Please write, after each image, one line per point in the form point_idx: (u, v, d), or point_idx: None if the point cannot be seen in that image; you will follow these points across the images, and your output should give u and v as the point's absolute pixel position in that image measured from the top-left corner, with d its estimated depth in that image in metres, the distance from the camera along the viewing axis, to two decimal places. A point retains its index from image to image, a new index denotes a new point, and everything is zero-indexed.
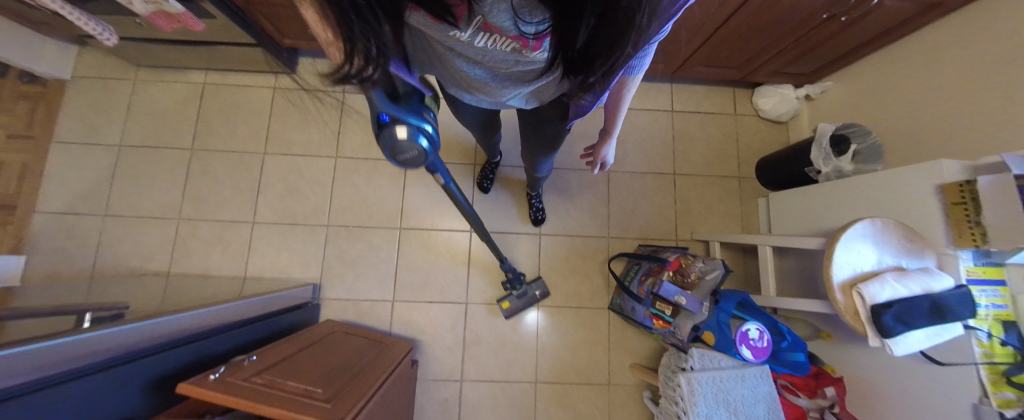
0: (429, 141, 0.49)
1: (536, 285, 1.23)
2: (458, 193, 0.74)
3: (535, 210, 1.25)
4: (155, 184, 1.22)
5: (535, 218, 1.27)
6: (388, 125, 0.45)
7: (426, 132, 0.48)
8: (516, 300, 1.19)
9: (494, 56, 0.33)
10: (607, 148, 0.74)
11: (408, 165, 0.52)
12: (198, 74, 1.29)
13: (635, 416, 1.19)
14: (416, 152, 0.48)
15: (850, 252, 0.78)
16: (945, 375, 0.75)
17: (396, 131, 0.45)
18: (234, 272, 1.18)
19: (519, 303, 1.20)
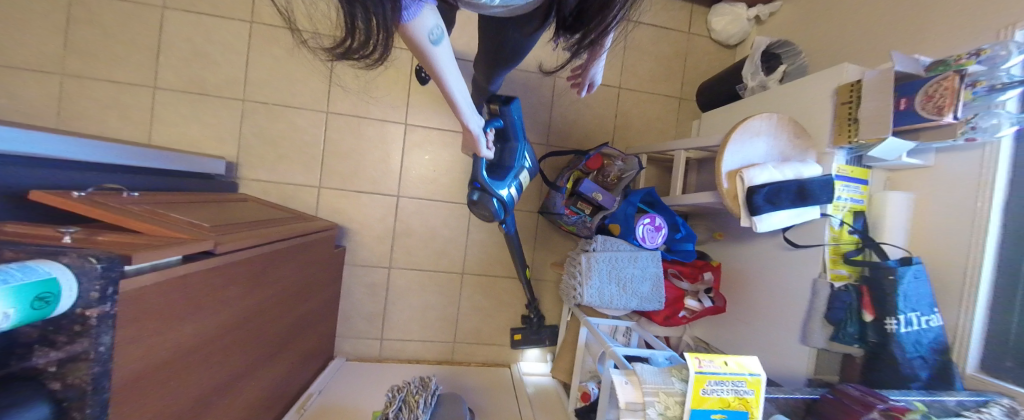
0: (499, 208, 0.80)
1: (548, 331, 1.26)
2: (515, 241, 1.02)
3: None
4: (28, 30, 1.05)
5: None
6: (476, 188, 0.78)
7: (501, 198, 0.79)
8: (527, 335, 1.25)
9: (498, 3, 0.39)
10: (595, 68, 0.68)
11: (481, 218, 0.83)
12: None
13: (551, 306, 1.31)
14: (485, 212, 0.80)
15: (743, 145, 0.84)
16: (800, 257, 0.87)
17: (479, 193, 0.77)
18: (137, 138, 1.08)
19: (529, 341, 1.25)
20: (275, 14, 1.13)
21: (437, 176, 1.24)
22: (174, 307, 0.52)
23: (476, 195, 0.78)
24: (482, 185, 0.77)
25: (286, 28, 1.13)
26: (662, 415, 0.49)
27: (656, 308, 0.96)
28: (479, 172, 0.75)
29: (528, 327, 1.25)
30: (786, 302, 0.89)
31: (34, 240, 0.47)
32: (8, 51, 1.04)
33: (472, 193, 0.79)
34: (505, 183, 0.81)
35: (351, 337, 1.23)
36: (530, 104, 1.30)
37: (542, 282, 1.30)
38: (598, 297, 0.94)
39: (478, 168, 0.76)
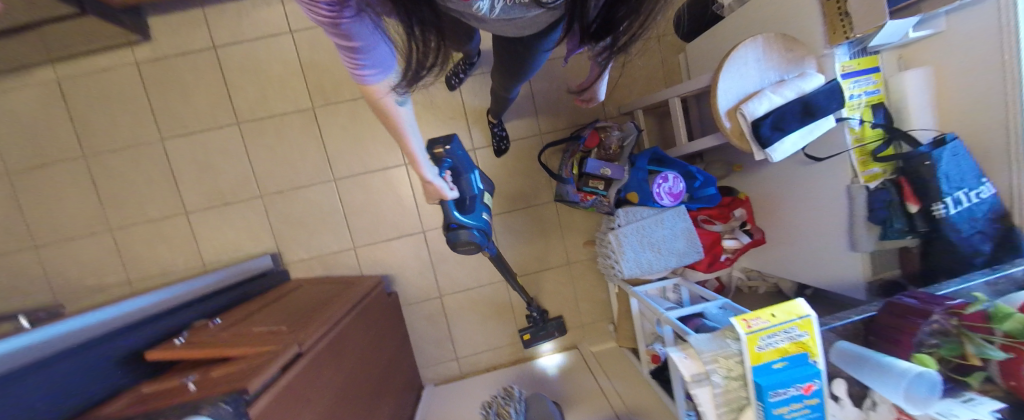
0: (480, 237, 0.83)
1: (555, 323, 1.23)
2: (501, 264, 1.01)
3: (499, 139, 1.25)
4: (66, 203, 1.17)
5: (499, 147, 1.27)
6: (455, 229, 0.80)
7: (480, 230, 0.84)
8: (536, 334, 1.22)
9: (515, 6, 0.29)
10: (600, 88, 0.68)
11: (465, 254, 0.86)
12: (45, 70, 1.13)
13: (596, 282, 1.35)
14: (471, 246, 0.81)
15: (735, 78, 0.80)
16: (824, 168, 0.85)
17: (459, 232, 0.79)
18: (190, 261, 1.21)
19: (540, 337, 1.22)
20: (253, 108, 1.18)
21: None
22: (290, 410, 0.61)
23: (453, 234, 0.80)
24: (459, 225, 0.79)
25: (267, 116, 1.18)
26: (727, 377, 0.53)
27: (696, 259, 0.98)
28: (452, 214, 0.78)
29: (535, 325, 1.22)
30: (823, 215, 0.88)
31: (170, 397, 0.57)
32: (62, 226, 1.18)
33: (449, 232, 0.81)
34: (476, 214, 0.84)
35: (430, 364, 1.34)
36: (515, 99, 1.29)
37: (580, 263, 1.34)
38: (637, 268, 0.97)
39: (447, 209, 0.77)
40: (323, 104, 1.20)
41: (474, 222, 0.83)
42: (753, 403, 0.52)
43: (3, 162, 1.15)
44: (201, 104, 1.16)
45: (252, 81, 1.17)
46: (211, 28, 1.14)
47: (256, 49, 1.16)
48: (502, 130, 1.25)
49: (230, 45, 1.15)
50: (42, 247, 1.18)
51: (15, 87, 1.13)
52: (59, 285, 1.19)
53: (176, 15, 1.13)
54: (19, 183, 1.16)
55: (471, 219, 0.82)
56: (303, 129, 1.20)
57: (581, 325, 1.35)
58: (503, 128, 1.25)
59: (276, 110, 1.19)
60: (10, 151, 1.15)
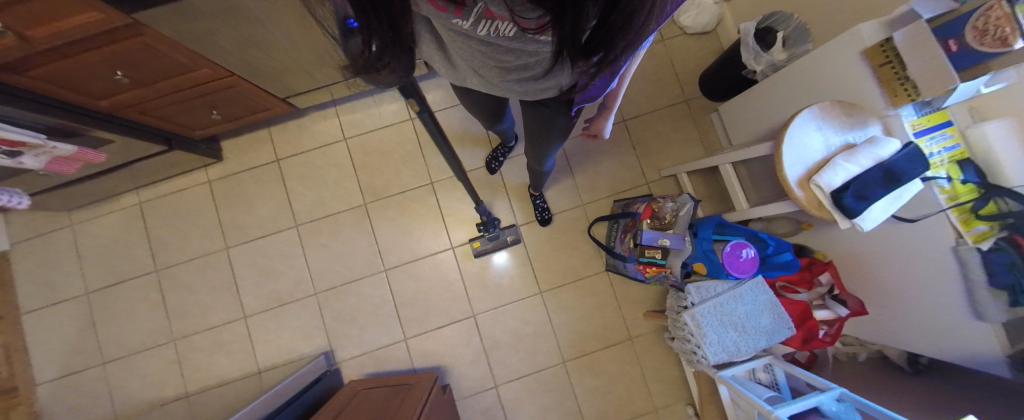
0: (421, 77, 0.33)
1: (508, 231, 1.26)
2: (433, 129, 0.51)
3: (541, 210, 1.27)
4: (135, 318, 1.22)
5: (541, 218, 1.27)
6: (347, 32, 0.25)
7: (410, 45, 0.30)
8: (489, 241, 1.24)
9: (499, 46, 0.30)
10: (606, 121, 0.69)
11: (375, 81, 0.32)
12: (130, 196, 1.25)
13: (665, 357, 1.23)
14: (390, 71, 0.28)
15: (798, 147, 0.80)
16: (916, 229, 0.78)
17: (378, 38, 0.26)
18: (245, 368, 1.19)
19: (493, 244, 1.24)
20: (311, 210, 1.25)
21: (499, 280, 1.26)
22: None
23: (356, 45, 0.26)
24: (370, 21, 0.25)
25: (323, 216, 1.25)
26: None
27: (788, 335, 0.88)
28: None
29: (487, 234, 1.22)
30: (930, 278, 0.79)
31: None
32: (129, 341, 1.22)
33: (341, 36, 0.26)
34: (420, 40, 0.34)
35: None
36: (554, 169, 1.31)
37: (643, 336, 1.24)
38: (723, 352, 0.89)
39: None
40: (374, 200, 1.27)
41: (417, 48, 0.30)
42: None
43: (85, 284, 1.24)
44: (264, 211, 1.25)
45: (310, 186, 1.26)
46: (274, 144, 1.27)
47: (314, 157, 1.27)
48: (543, 201, 1.27)
49: (291, 156, 1.26)
50: (109, 364, 1.21)
51: (104, 214, 1.25)
52: (120, 404, 1.19)
53: (245, 136, 1.27)
54: (95, 302, 1.23)
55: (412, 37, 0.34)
56: (355, 225, 1.26)
57: (654, 409, 1.21)
58: (544, 200, 1.27)
59: (330, 210, 1.26)
60: (92, 273, 1.24)
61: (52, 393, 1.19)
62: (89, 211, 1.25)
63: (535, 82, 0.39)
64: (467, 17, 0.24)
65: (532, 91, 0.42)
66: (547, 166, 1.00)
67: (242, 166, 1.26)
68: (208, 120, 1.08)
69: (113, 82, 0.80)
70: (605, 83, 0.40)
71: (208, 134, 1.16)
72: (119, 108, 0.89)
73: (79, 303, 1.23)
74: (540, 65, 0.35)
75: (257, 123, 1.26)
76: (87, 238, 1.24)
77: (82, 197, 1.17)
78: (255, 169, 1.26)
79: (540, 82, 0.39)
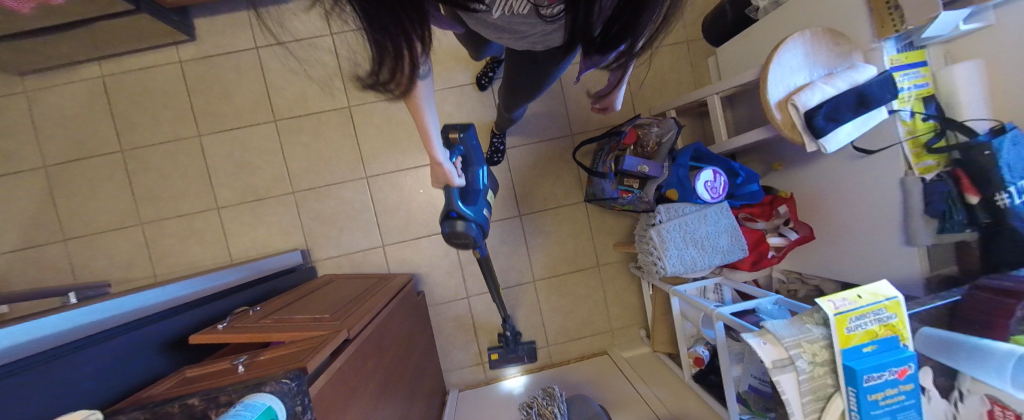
0: (477, 232, 0.83)
1: (525, 348, 1.23)
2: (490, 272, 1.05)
3: (494, 151, 1.24)
4: (100, 197, 1.18)
5: (491, 159, 1.25)
6: (454, 219, 0.80)
7: (475, 225, 0.83)
8: (506, 353, 1.22)
9: (513, 18, 0.34)
10: (618, 96, 0.66)
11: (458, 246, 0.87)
12: (92, 68, 1.16)
13: (628, 285, 1.32)
14: (469, 239, 0.82)
15: (783, 72, 0.82)
16: (873, 162, 0.84)
17: (456, 221, 0.80)
18: (219, 257, 1.19)
19: (509, 359, 1.22)
20: (291, 106, 1.20)
21: None
22: (343, 396, 0.58)
23: (451, 224, 0.81)
24: (458, 214, 0.79)
25: (305, 114, 1.21)
26: (811, 362, 0.51)
27: (741, 256, 0.95)
28: (453, 202, 0.77)
29: (506, 346, 1.21)
30: (876, 209, 0.86)
31: (220, 378, 0.54)
32: (94, 220, 1.18)
33: (446, 219, 0.81)
34: (477, 205, 0.84)
35: (455, 370, 1.29)
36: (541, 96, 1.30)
37: (612, 265, 1.31)
38: (681, 265, 0.95)
39: (451, 197, 0.77)
40: (359, 104, 1.23)
41: (474, 215, 0.83)
42: (844, 390, 0.50)
43: (42, 156, 1.17)
44: (240, 101, 1.19)
45: (291, 81, 1.20)
46: (254, 29, 1.18)
47: (297, 50, 1.20)
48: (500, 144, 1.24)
49: (273, 45, 1.19)
50: (72, 241, 1.18)
51: (62, 83, 1.16)
52: (85, 280, 1.17)
53: (223, 17, 1.17)
54: (55, 177, 1.17)
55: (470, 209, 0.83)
56: (338, 127, 1.22)
57: (611, 330, 1.31)
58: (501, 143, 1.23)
59: (313, 108, 1.21)
60: (50, 145, 1.17)
61: (9, 263, 1.16)
62: (45, 79, 1.15)
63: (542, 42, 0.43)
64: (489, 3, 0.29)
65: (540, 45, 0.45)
66: (517, 115, 1.04)
67: (218, 49, 1.18)
68: None
69: None
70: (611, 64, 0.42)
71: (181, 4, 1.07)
72: None
73: (36, 176, 1.17)
74: (552, 32, 0.39)
75: (236, 4, 1.17)
76: (43, 108, 1.16)
77: (36, 59, 1.08)
78: (232, 54, 1.18)
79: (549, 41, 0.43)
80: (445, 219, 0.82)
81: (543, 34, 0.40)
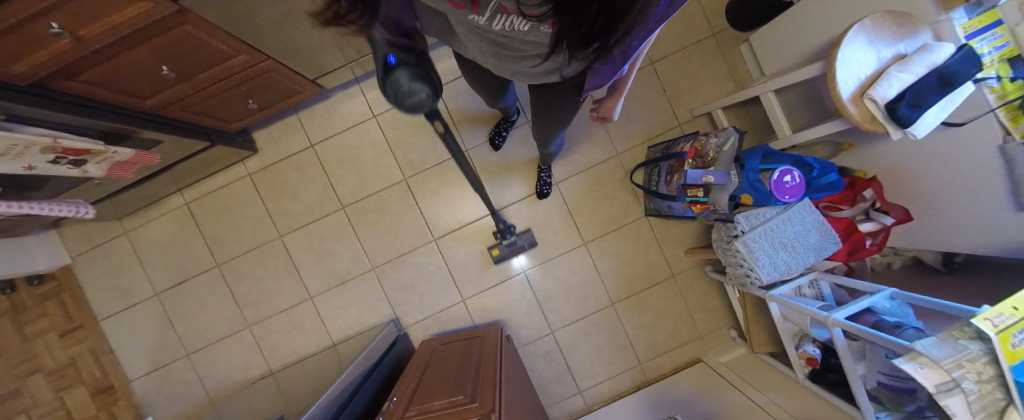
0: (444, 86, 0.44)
1: (524, 237, 1.29)
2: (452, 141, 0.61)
3: (542, 184, 1.26)
4: (207, 311, 1.29)
5: (541, 192, 1.27)
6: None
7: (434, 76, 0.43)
8: (508, 248, 1.26)
9: (512, 36, 0.33)
10: (618, 102, 0.70)
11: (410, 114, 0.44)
12: (174, 198, 1.27)
13: (707, 289, 1.31)
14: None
15: (849, 65, 0.80)
16: (963, 133, 0.81)
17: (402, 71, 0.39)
18: (322, 342, 1.30)
19: (513, 251, 1.27)
20: (353, 191, 1.28)
21: (543, 237, 1.32)
22: None
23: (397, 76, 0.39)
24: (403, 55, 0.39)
25: (367, 196, 1.29)
26: (980, 381, 0.51)
27: (835, 250, 0.94)
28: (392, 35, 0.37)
29: (504, 240, 1.25)
30: (974, 177, 0.83)
31: None
32: (208, 332, 1.30)
33: (384, 76, 0.40)
34: None
35: (556, 402, 1.32)
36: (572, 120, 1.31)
37: (686, 272, 1.31)
38: (774, 271, 0.95)
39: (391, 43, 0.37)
40: (413, 174, 1.29)
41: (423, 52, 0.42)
42: (1020, 404, 0.50)
43: (152, 286, 1.30)
44: (309, 197, 1.28)
45: (349, 168, 1.27)
46: (306, 129, 1.26)
47: (347, 138, 1.27)
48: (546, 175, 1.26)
49: (324, 139, 1.27)
50: (193, 354, 1.30)
51: (154, 217, 1.28)
52: (213, 387, 1.29)
53: (275, 124, 1.26)
54: (167, 302, 1.29)
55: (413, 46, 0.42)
56: (399, 200, 1.29)
57: (698, 336, 1.31)
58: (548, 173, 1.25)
59: (373, 188, 1.29)
60: (157, 274, 1.29)
61: (148, 386, 1.29)
62: (139, 217, 1.28)
63: (543, 68, 0.43)
64: (483, 12, 0.28)
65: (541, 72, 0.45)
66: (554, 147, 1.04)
67: (278, 154, 1.26)
68: (244, 111, 1.08)
69: (156, 77, 0.79)
70: (614, 67, 0.40)
71: (241, 126, 1.16)
72: (164, 104, 0.89)
73: (151, 304, 1.29)
74: (542, 52, 0.38)
75: (285, 111, 1.25)
76: (144, 243, 1.28)
77: (131, 203, 1.19)
78: (290, 156, 1.26)
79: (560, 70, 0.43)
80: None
81: (533, 56, 0.39)
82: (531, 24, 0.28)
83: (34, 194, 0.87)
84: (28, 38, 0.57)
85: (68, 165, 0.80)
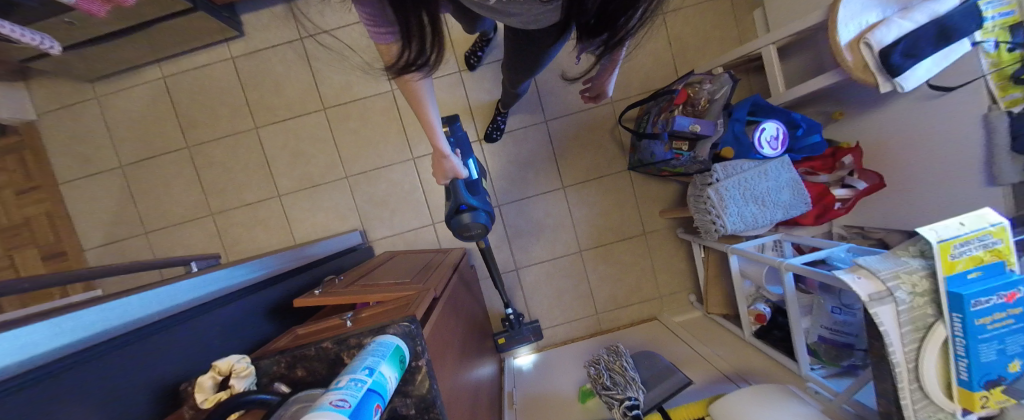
0: (488, 220, 0.85)
1: (530, 327, 1.23)
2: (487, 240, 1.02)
3: (494, 128, 1.23)
4: (172, 192, 1.26)
5: (491, 137, 1.25)
6: (461, 211, 0.83)
7: (484, 215, 0.84)
8: (511, 337, 1.22)
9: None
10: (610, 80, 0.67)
11: (467, 240, 0.87)
12: (152, 70, 1.23)
13: (676, 251, 1.31)
14: (479, 229, 0.83)
15: (853, 10, 0.78)
16: (954, 100, 0.79)
17: (465, 213, 0.82)
18: (284, 242, 1.28)
19: (515, 340, 1.22)
20: (338, 94, 1.25)
21: (523, 173, 1.30)
22: (439, 350, 0.61)
23: (463, 217, 0.82)
24: (466, 206, 0.82)
25: (351, 102, 1.26)
26: (913, 293, 0.51)
27: (804, 211, 0.94)
28: (460, 193, 0.81)
29: (511, 329, 1.20)
30: (955, 148, 0.82)
31: (333, 330, 0.59)
32: (169, 214, 1.27)
33: (455, 213, 0.84)
34: (481, 195, 0.88)
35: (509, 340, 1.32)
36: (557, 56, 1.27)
37: (658, 231, 1.31)
38: (741, 222, 0.95)
39: (457, 188, 0.81)
40: None
41: (480, 204, 0.85)
42: (947, 318, 0.50)
43: (118, 157, 1.26)
44: (291, 93, 1.24)
45: (337, 70, 1.24)
46: (297, 20, 1.22)
47: (340, 38, 1.23)
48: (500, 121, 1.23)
49: (316, 35, 1.23)
50: (151, 234, 1.27)
51: (128, 87, 1.23)
52: (167, 269, 1.28)
53: (267, 10, 1.21)
54: (131, 177, 1.26)
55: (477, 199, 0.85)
56: (384, 112, 1.27)
57: (659, 296, 1.32)
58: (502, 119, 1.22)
59: (358, 95, 1.26)
60: (124, 146, 1.25)
61: (101, 258, 1.27)
62: (112, 84, 1.23)
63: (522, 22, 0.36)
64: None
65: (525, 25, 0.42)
66: (521, 87, 0.99)
67: (266, 42, 1.22)
68: None
69: None
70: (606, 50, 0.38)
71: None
72: None
73: (113, 176, 1.26)
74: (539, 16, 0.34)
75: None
76: (114, 112, 1.24)
77: (104, 64, 1.14)
78: (278, 47, 1.22)
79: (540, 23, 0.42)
80: (453, 214, 0.84)
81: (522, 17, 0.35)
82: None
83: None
84: None
85: None
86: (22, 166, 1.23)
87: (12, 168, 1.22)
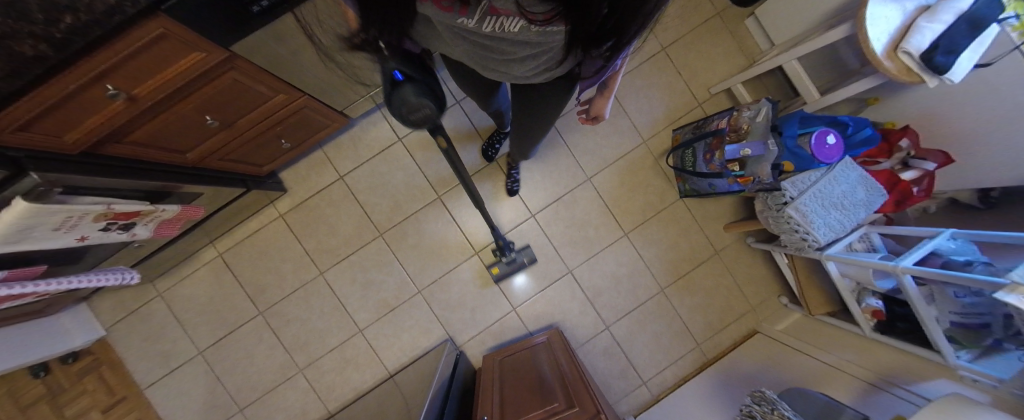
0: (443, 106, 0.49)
1: (523, 252, 1.27)
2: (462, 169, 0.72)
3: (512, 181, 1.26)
4: (255, 361, 1.25)
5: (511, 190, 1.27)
6: (401, 86, 0.44)
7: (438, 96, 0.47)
8: (507, 265, 1.24)
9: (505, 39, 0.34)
10: (607, 101, 0.67)
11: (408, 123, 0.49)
12: (206, 251, 1.24)
13: (752, 260, 1.33)
14: (428, 113, 0.46)
15: (876, 22, 0.83)
16: (994, 72, 0.83)
17: (404, 92, 0.44)
18: (378, 374, 1.27)
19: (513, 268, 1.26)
20: (390, 216, 1.27)
21: (584, 233, 1.31)
22: None
23: (401, 97, 0.44)
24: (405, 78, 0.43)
25: (403, 219, 1.28)
26: None
27: (883, 201, 0.96)
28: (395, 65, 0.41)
29: (504, 258, 1.23)
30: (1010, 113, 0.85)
31: None
32: (259, 384, 1.25)
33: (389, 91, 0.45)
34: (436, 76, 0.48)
35: (623, 399, 1.30)
36: (562, 115, 1.30)
37: (728, 247, 1.33)
38: (830, 231, 0.98)
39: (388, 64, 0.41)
40: (447, 190, 1.28)
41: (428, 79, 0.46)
42: None
43: (195, 345, 1.25)
44: (346, 229, 1.26)
45: (382, 194, 1.27)
46: (334, 162, 1.25)
47: (378, 165, 1.27)
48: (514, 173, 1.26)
49: (354, 169, 1.26)
50: (246, 409, 1.25)
51: (188, 274, 1.24)
52: None
53: (302, 160, 1.24)
54: (213, 359, 1.25)
55: (424, 72, 0.46)
56: (437, 218, 1.29)
57: (751, 308, 1.33)
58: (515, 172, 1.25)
59: (408, 210, 1.28)
60: (197, 332, 1.24)
61: None
62: (171, 277, 1.23)
63: (531, 69, 0.43)
64: (474, 15, 0.28)
65: (531, 77, 0.46)
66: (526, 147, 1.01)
67: (310, 191, 1.25)
68: (276, 152, 1.06)
69: (202, 128, 0.79)
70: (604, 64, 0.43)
71: (273, 167, 1.14)
72: (204, 155, 0.87)
73: (195, 364, 1.24)
74: (536, 59, 0.40)
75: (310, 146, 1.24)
76: (179, 303, 1.24)
77: (164, 263, 1.15)
78: (321, 191, 1.25)
79: (542, 67, 0.43)
80: (390, 91, 0.45)
81: (529, 65, 0.42)
82: (528, 22, 0.28)
83: (70, 267, 0.84)
84: (84, 104, 0.57)
85: (118, 230, 0.78)
86: (103, 384, 1.22)
87: (93, 388, 1.21)
